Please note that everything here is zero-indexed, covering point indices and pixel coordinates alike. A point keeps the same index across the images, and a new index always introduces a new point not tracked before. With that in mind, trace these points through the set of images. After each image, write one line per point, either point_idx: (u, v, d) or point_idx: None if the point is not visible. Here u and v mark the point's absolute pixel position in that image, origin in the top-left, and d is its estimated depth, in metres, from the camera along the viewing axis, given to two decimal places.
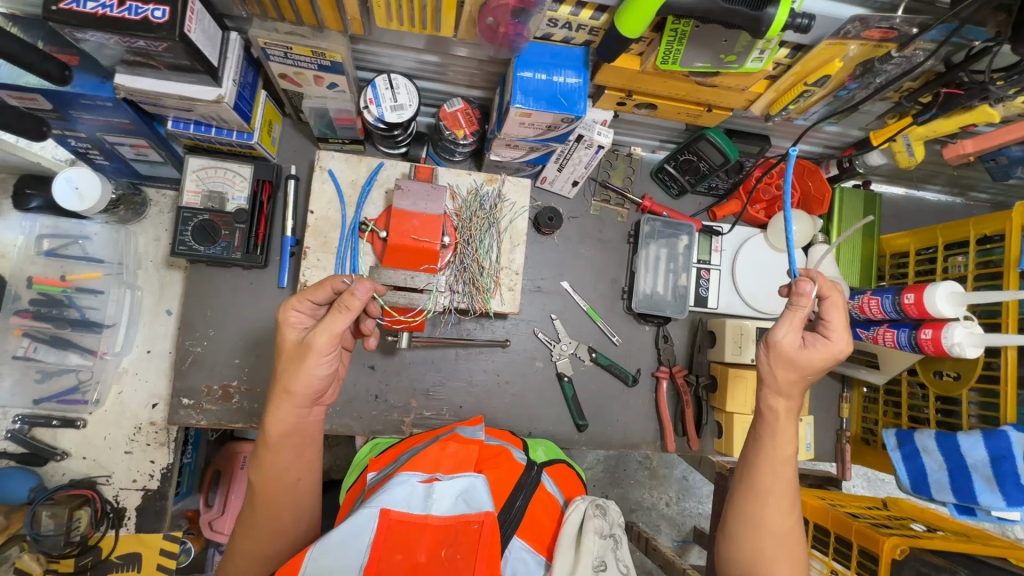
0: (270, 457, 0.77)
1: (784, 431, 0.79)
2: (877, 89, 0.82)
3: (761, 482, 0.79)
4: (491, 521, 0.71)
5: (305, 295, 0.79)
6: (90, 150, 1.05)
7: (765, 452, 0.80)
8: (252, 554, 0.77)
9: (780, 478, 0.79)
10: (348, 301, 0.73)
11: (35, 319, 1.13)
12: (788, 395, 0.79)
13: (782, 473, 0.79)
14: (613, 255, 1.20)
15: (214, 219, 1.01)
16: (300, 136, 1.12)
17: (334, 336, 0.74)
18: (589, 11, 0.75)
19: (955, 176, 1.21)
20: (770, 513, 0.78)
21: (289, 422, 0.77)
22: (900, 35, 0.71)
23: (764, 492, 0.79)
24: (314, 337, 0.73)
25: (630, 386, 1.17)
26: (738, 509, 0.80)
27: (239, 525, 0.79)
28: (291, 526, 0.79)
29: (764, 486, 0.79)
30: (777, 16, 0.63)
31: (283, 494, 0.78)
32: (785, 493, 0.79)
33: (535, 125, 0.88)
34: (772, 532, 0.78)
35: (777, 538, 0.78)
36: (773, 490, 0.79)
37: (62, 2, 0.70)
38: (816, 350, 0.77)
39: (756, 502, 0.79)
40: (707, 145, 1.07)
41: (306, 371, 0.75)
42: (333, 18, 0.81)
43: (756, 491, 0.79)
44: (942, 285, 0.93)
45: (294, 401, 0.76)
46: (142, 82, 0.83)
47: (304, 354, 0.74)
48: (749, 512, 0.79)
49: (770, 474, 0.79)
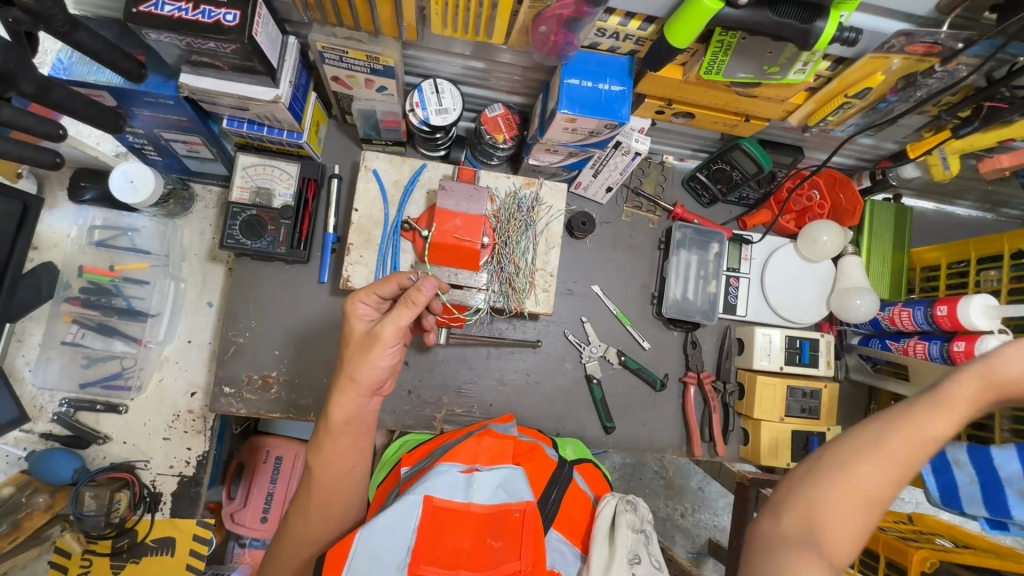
0: (329, 441, 0.80)
1: (922, 426, 0.63)
2: (917, 102, 0.84)
3: (892, 438, 0.63)
4: (532, 509, 0.77)
5: (371, 289, 0.83)
6: (146, 145, 1.09)
7: (918, 419, 0.64)
8: (303, 535, 0.81)
9: (912, 452, 0.63)
10: (414, 297, 0.77)
11: (84, 306, 1.19)
12: (951, 405, 0.64)
13: (893, 457, 0.62)
14: (644, 261, 1.22)
15: (261, 215, 1.04)
16: (344, 138, 1.16)
17: (400, 328, 0.78)
18: (637, 22, 0.78)
19: (988, 192, 1.22)
20: (871, 474, 0.62)
21: (350, 410, 0.80)
22: (945, 49, 0.73)
23: (886, 451, 0.62)
24: (381, 328, 0.77)
25: (657, 390, 1.18)
26: (840, 454, 0.64)
27: (292, 506, 0.83)
28: (340, 511, 0.83)
29: (889, 438, 0.63)
30: (825, 29, 0.66)
31: (334, 482, 0.82)
32: (902, 468, 0.62)
33: (578, 130, 0.91)
34: (853, 488, 0.61)
35: (853, 505, 0.61)
36: (898, 453, 0.62)
37: (142, 5, 0.75)
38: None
39: (861, 448, 0.63)
40: (741, 155, 1.09)
41: (372, 362, 0.78)
42: (389, 24, 0.84)
43: (851, 453, 0.63)
44: (976, 298, 0.95)
45: (357, 390, 0.79)
46: (205, 82, 0.87)
47: (371, 345, 0.78)
48: (850, 459, 0.63)
49: (905, 444, 0.63)
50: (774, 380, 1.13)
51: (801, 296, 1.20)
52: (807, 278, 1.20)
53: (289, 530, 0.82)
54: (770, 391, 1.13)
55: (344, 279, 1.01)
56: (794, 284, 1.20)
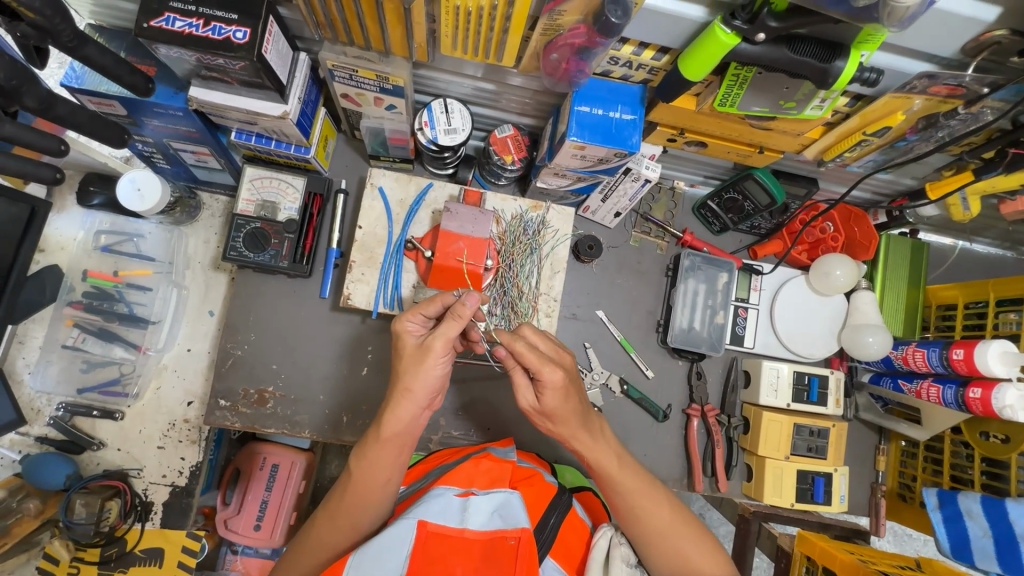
0: (376, 451, 0.79)
1: (602, 446, 0.84)
2: (939, 143, 0.82)
3: (622, 490, 0.84)
4: (528, 537, 0.73)
5: (417, 308, 0.80)
6: (154, 154, 1.09)
7: (594, 451, 0.84)
8: (322, 544, 0.80)
9: (631, 479, 0.85)
10: (459, 310, 0.74)
11: (86, 310, 1.19)
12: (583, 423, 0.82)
13: (630, 480, 0.84)
14: (650, 287, 1.20)
15: (265, 227, 1.03)
16: (353, 153, 1.16)
17: (449, 340, 0.75)
18: (651, 52, 0.77)
19: (1009, 231, 1.18)
20: (647, 514, 0.84)
21: (404, 422, 0.78)
22: (968, 92, 0.71)
23: (630, 502, 0.84)
24: (431, 340, 0.75)
25: (659, 421, 1.15)
26: (626, 519, 0.85)
27: (324, 507, 0.82)
28: (366, 522, 0.81)
29: (608, 484, 0.85)
30: (845, 69, 0.65)
31: (368, 491, 0.80)
32: (646, 490, 0.85)
33: (587, 157, 0.90)
34: (655, 529, 0.83)
35: (670, 533, 0.84)
36: (634, 494, 0.84)
37: (153, 20, 0.74)
38: (550, 399, 0.78)
39: (617, 500, 0.85)
40: (753, 185, 1.07)
41: (427, 371, 0.76)
42: (400, 45, 0.83)
43: (624, 508, 0.85)
44: (994, 343, 0.91)
45: (413, 401, 0.77)
46: (214, 96, 0.87)
47: (423, 356, 0.76)
48: (633, 522, 0.84)
49: (627, 481, 0.84)
50: (781, 418, 1.10)
51: (811, 330, 1.17)
52: (817, 312, 1.17)
53: (314, 533, 0.82)
54: (776, 429, 1.10)
55: (345, 296, 0.99)
56: (803, 317, 1.17)
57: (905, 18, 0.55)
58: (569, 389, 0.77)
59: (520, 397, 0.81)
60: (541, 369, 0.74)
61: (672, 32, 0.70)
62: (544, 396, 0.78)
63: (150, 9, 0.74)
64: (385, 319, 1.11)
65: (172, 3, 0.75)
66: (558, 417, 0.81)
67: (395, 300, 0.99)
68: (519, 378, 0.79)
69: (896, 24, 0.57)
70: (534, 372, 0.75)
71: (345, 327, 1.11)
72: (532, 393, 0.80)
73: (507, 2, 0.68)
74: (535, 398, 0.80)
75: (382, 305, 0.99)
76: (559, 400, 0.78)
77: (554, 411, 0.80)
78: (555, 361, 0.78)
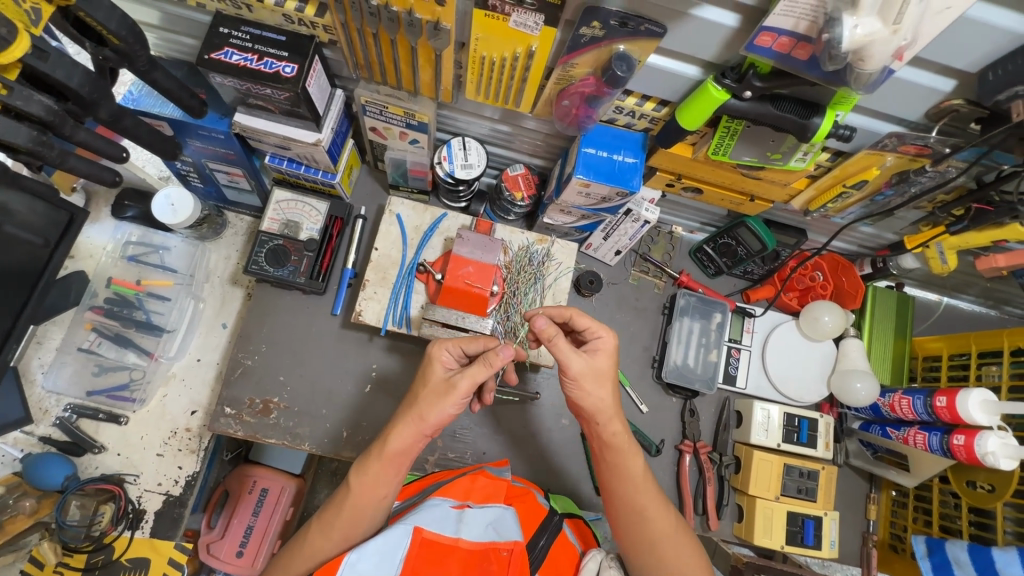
0: (377, 466, 0.81)
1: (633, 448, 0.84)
2: (912, 198, 0.90)
3: (635, 490, 0.84)
4: (520, 550, 0.77)
5: (459, 340, 0.84)
6: (190, 173, 1.18)
7: (629, 449, 0.84)
8: (311, 549, 0.82)
9: (648, 479, 0.85)
10: (491, 359, 0.79)
11: (105, 316, 1.23)
12: (611, 404, 0.82)
13: (645, 483, 0.84)
14: (646, 324, 1.25)
15: (287, 245, 1.10)
16: (374, 183, 1.25)
17: (475, 383, 0.79)
18: (652, 104, 0.86)
19: (989, 288, 1.25)
20: (654, 518, 0.84)
21: (398, 428, 0.82)
22: (934, 152, 0.79)
23: (643, 503, 0.84)
24: (457, 381, 0.79)
25: (652, 456, 1.16)
26: (631, 517, 0.84)
27: (317, 517, 0.84)
28: (358, 532, 0.82)
29: (625, 481, 0.84)
30: (823, 125, 0.73)
31: (364, 506, 0.81)
32: (655, 493, 0.85)
33: (591, 195, 0.97)
34: (656, 533, 0.83)
35: (672, 538, 0.84)
36: (647, 495, 0.84)
37: (214, 53, 0.84)
38: (602, 363, 0.82)
39: (631, 495, 0.84)
40: (746, 232, 1.15)
41: (443, 408, 0.80)
42: (428, 89, 0.94)
43: (636, 507, 0.84)
44: (974, 392, 0.95)
45: (410, 412, 0.81)
46: (256, 122, 0.95)
47: (447, 392, 0.80)
48: (638, 524, 0.84)
49: (644, 479, 0.85)
50: (771, 457, 1.12)
51: (803, 373, 1.20)
52: (809, 357, 1.21)
53: (305, 543, 0.82)
54: (766, 469, 1.12)
55: (357, 312, 1.04)
56: (795, 361, 1.21)
57: (870, 83, 0.62)
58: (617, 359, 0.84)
59: (567, 362, 0.79)
60: (599, 330, 0.84)
61: (671, 87, 0.80)
62: (598, 360, 0.82)
63: (212, 44, 0.85)
64: (392, 338, 1.16)
65: (232, 39, 0.85)
66: (600, 383, 0.81)
67: (404, 319, 1.04)
68: (563, 343, 0.79)
69: (863, 87, 0.63)
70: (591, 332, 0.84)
71: (352, 344, 1.15)
72: (584, 358, 0.80)
73: (527, 54, 0.77)
74: (585, 361, 0.80)
75: (391, 322, 1.04)
76: (608, 364, 0.82)
77: (603, 372, 0.81)
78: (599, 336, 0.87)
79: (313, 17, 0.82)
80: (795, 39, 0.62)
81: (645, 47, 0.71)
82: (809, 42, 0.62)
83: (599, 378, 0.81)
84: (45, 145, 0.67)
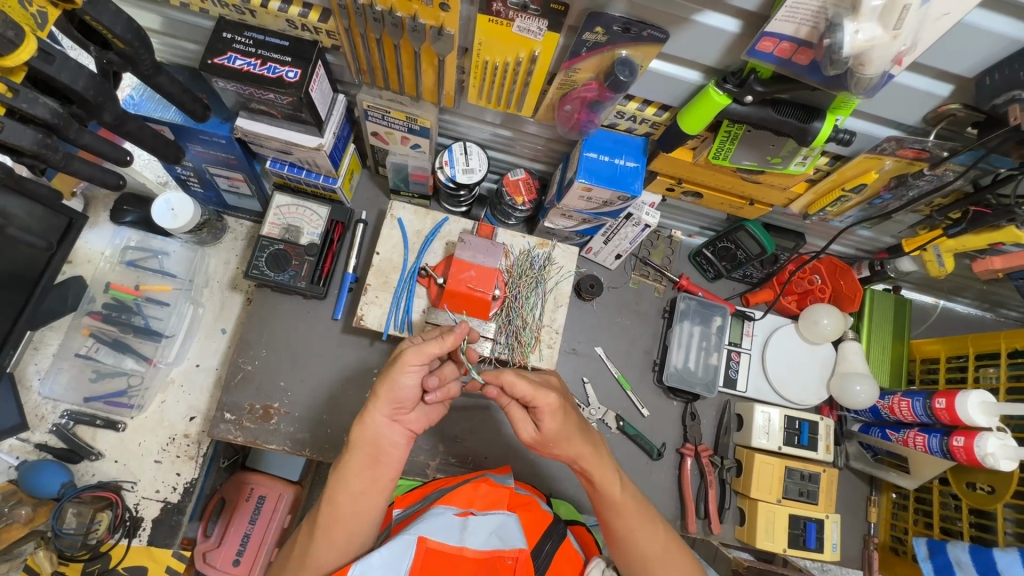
0: (367, 462, 0.79)
1: (610, 474, 0.84)
2: (910, 201, 0.92)
3: (620, 511, 0.83)
4: (525, 558, 0.78)
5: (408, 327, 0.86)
6: (191, 177, 1.18)
7: (607, 478, 0.83)
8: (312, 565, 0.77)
9: (632, 502, 0.84)
10: (446, 332, 0.79)
11: (104, 321, 1.22)
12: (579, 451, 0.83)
13: (627, 506, 0.84)
14: (647, 328, 1.25)
15: (288, 250, 1.09)
16: (376, 188, 1.26)
17: (423, 354, 0.76)
18: (653, 109, 0.87)
19: (985, 291, 1.27)
20: (643, 538, 0.83)
21: (394, 433, 0.79)
22: (932, 156, 0.81)
23: (629, 525, 0.83)
24: (406, 351, 0.76)
25: (654, 460, 1.16)
26: (623, 543, 0.84)
27: (311, 525, 0.80)
28: (357, 542, 0.79)
29: (610, 507, 0.84)
30: (822, 130, 0.75)
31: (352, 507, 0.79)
32: (642, 513, 0.85)
33: (593, 200, 0.98)
34: (649, 553, 0.83)
35: (666, 556, 0.84)
36: (632, 517, 0.84)
37: (217, 58, 0.84)
38: (550, 423, 0.80)
39: (618, 522, 0.84)
40: (745, 236, 1.16)
41: (396, 379, 0.76)
42: (430, 93, 0.94)
43: (625, 532, 0.83)
44: (974, 393, 0.96)
45: (385, 408, 0.78)
46: (258, 126, 0.95)
47: (395, 364, 0.77)
48: (629, 547, 0.83)
49: (627, 501, 0.84)
50: (772, 460, 1.12)
51: (801, 376, 1.21)
52: (809, 361, 1.22)
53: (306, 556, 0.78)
54: (768, 472, 1.12)
55: (358, 317, 1.04)
56: (794, 363, 1.21)
57: (870, 88, 0.63)
58: (565, 410, 0.80)
59: (520, 431, 0.83)
60: (535, 395, 0.78)
61: (672, 92, 0.81)
62: (544, 424, 0.80)
63: (215, 49, 0.85)
64: (393, 342, 1.15)
65: (235, 45, 0.85)
66: (556, 441, 0.82)
67: (405, 324, 1.04)
68: (515, 411, 0.82)
69: (863, 92, 0.65)
70: (530, 400, 0.79)
71: (353, 348, 1.15)
72: (530, 425, 0.83)
73: (530, 59, 0.78)
74: (534, 427, 0.82)
75: (392, 327, 1.03)
76: (557, 422, 0.80)
77: (553, 435, 0.81)
78: (548, 387, 0.83)
79: (316, 23, 0.83)
80: (796, 44, 0.63)
81: (647, 52, 0.72)
82: (810, 47, 0.63)
83: (556, 436, 0.81)
84: (49, 148, 0.67)
